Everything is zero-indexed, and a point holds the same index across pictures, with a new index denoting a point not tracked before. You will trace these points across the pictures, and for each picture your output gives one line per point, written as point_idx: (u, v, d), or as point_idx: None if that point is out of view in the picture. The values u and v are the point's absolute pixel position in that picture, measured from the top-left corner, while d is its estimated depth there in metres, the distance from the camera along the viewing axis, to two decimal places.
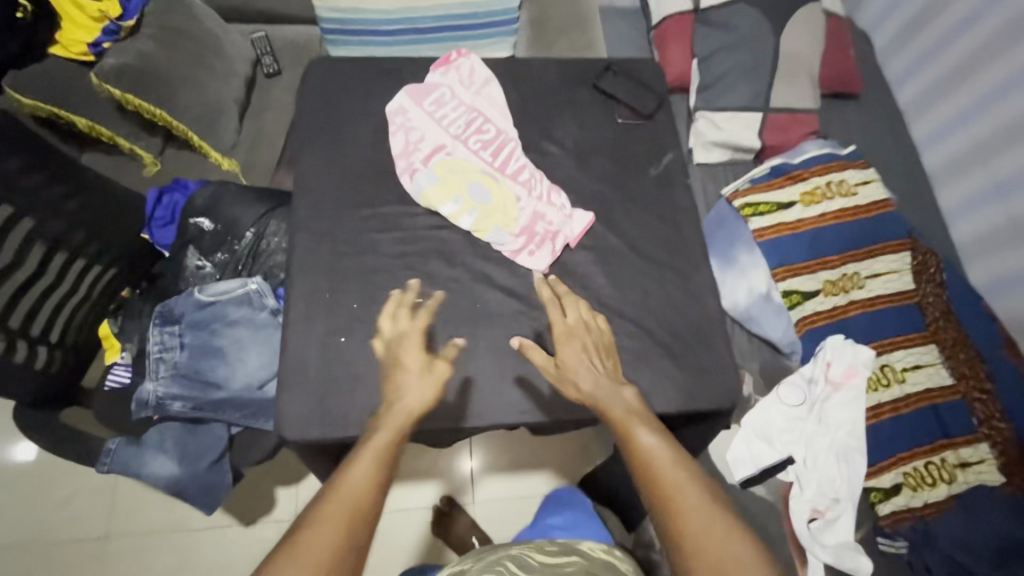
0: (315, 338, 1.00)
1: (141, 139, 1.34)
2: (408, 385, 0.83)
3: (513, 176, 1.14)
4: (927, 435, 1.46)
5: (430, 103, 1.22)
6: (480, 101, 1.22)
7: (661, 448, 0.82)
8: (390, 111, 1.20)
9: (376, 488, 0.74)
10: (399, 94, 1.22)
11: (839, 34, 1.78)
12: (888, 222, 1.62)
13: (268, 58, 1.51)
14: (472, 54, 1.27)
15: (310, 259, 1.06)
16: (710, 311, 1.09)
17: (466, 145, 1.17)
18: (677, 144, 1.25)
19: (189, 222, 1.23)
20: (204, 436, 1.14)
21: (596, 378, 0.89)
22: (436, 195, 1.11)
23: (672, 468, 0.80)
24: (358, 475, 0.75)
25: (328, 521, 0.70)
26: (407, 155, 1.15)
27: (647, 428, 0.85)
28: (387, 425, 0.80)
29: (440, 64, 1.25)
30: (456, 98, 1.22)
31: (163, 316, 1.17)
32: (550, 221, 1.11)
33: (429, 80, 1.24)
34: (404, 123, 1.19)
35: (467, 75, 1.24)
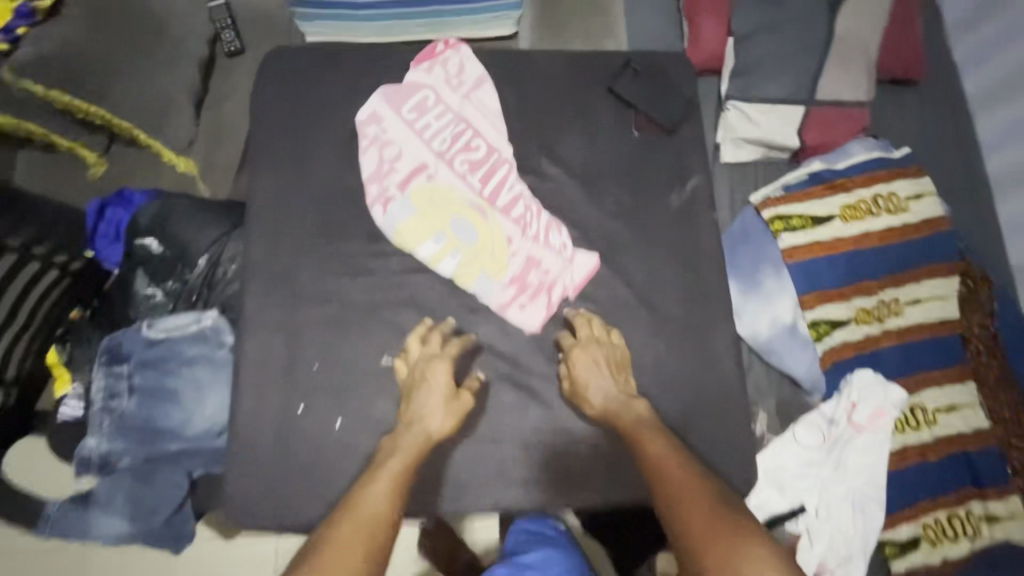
0: (268, 408, 0.87)
1: (80, 135, 1.16)
2: (426, 411, 0.82)
3: (505, 209, 0.98)
4: (955, 483, 1.33)
5: (410, 109, 1.01)
6: (469, 109, 1.02)
7: (672, 456, 0.79)
8: (361, 119, 1.00)
9: (391, 504, 0.73)
10: (373, 96, 1.01)
11: (906, 10, 1.50)
12: (939, 242, 1.42)
13: (229, 32, 1.27)
14: (463, 45, 1.05)
15: (264, 310, 0.91)
16: (727, 377, 0.95)
17: (450, 167, 0.99)
18: (703, 165, 1.05)
19: (134, 244, 1.08)
20: (159, 488, 1.01)
21: (603, 393, 0.87)
22: (412, 232, 0.94)
23: (677, 471, 0.77)
24: (373, 495, 0.74)
25: (345, 538, 0.68)
26: (380, 178, 0.97)
27: (659, 438, 0.82)
28: (399, 451, 0.79)
29: (424, 57, 1.04)
30: (440, 103, 1.02)
31: (111, 354, 1.04)
32: (547, 269, 0.96)
33: (408, 78, 1.03)
34: (378, 134, 0.99)
35: (455, 73, 1.03)
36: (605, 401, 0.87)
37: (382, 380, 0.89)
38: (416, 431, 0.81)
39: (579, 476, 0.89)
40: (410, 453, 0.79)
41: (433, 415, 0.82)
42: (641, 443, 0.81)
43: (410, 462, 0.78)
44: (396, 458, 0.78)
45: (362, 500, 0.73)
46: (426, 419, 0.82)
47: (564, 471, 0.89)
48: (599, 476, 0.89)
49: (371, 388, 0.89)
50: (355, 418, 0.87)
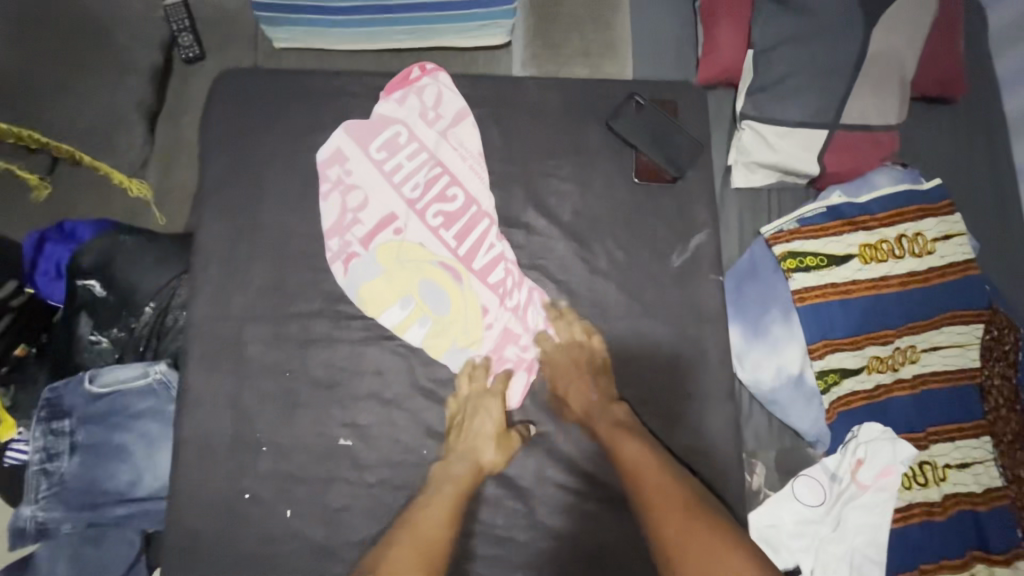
0: (212, 494, 0.79)
1: (20, 157, 1.06)
2: (479, 441, 0.80)
3: (482, 271, 0.88)
4: (961, 545, 1.25)
5: (379, 149, 0.91)
6: (444, 148, 0.92)
7: (647, 456, 0.77)
8: (323, 159, 0.89)
9: (444, 528, 0.72)
10: (337, 131, 0.91)
11: (949, 23, 1.34)
12: (965, 286, 1.30)
13: (187, 36, 1.14)
14: (444, 71, 0.95)
15: (210, 379, 0.82)
16: (724, 463, 0.87)
17: (421, 219, 0.89)
18: (710, 219, 0.93)
19: (76, 285, 0.98)
20: (105, 553, 0.93)
21: (576, 402, 0.84)
22: (375, 295, 0.85)
23: (655, 473, 0.76)
24: (422, 524, 0.72)
25: (404, 561, 0.68)
26: (341, 231, 0.87)
27: (634, 437, 0.80)
28: (454, 481, 0.77)
29: (396, 86, 0.93)
30: (413, 140, 0.92)
31: (50, 409, 0.95)
32: (526, 345, 0.87)
33: (378, 110, 0.92)
34: (341, 176, 0.89)
35: (431, 106, 0.93)
36: (581, 405, 0.83)
37: (339, 464, 0.80)
38: (466, 462, 0.79)
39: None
40: (461, 482, 0.77)
41: (489, 448, 0.80)
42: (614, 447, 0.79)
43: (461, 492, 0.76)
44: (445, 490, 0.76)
45: (407, 529, 0.72)
46: (480, 448, 0.80)
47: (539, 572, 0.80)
48: None
49: (327, 473, 0.80)
50: (307, 509, 0.79)
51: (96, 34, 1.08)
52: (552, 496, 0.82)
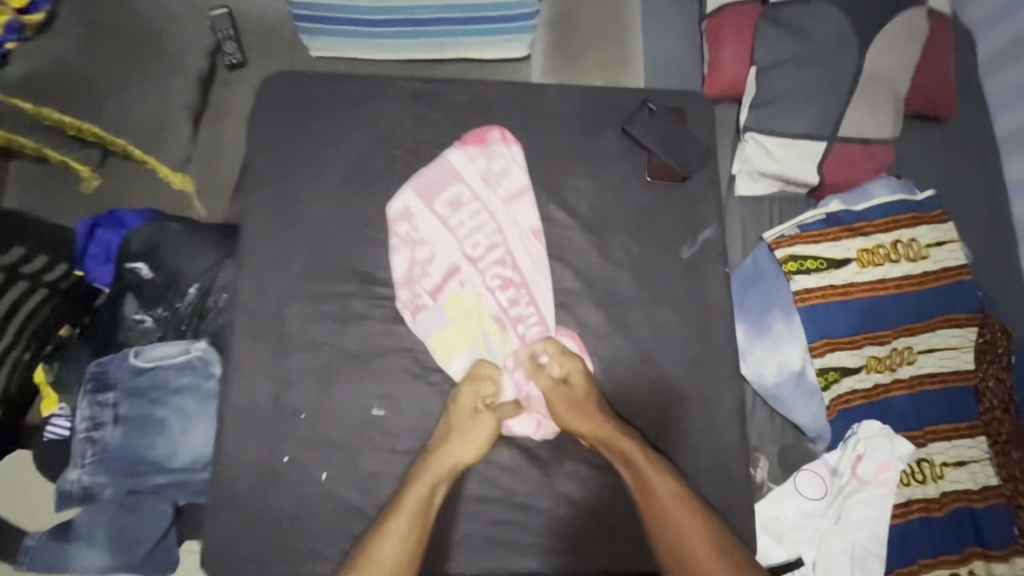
0: (252, 459, 0.84)
1: (75, 150, 1.15)
2: (457, 435, 0.84)
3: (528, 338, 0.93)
4: (959, 542, 1.29)
5: (444, 204, 0.95)
6: (502, 212, 0.96)
7: (679, 499, 0.83)
8: (392, 215, 0.94)
9: (409, 548, 0.77)
10: (404, 188, 0.96)
11: (940, 45, 1.43)
12: (958, 291, 1.37)
13: (232, 44, 1.22)
14: (518, 141, 0.99)
15: (252, 352, 0.87)
16: (731, 443, 0.92)
17: (474, 276, 0.94)
18: (718, 216, 1.00)
19: (124, 267, 1.05)
20: (142, 519, 0.99)
21: (594, 423, 0.86)
22: (444, 344, 0.90)
23: (683, 519, 0.82)
24: (394, 536, 0.78)
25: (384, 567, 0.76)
26: (412, 282, 0.92)
27: (665, 476, 0.84)
28: (426, 476, 0.81)
29: (473, 142, 0.98)
30: (476, 199, 0.96)
31: (97, 381, 1.01)
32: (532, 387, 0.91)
33: (447, 162, 0.97)
34: (409, 232, 0.94)
35: (497, 171, 0.97)
36: (611, 430, 0.86)
37: (372, 432, 0.86)
38: (437, 462, 0.82)
39: (570, 547, 0.86)
40: (440, 478, 0.81)
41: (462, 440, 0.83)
42: (648, 483, 0.83)
43: (439, 485, 0.81)
44: (420, 483, 0.81)
45: (387, 543, 0.77)
46: (461, 441, 0.83)
47: (557, 537, 0.86)
48: (593, 545, 0.86)
49: (360, 441, 0.86)
50: (341, 473, 0.84)
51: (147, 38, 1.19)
52: (569, 468, 0.88)
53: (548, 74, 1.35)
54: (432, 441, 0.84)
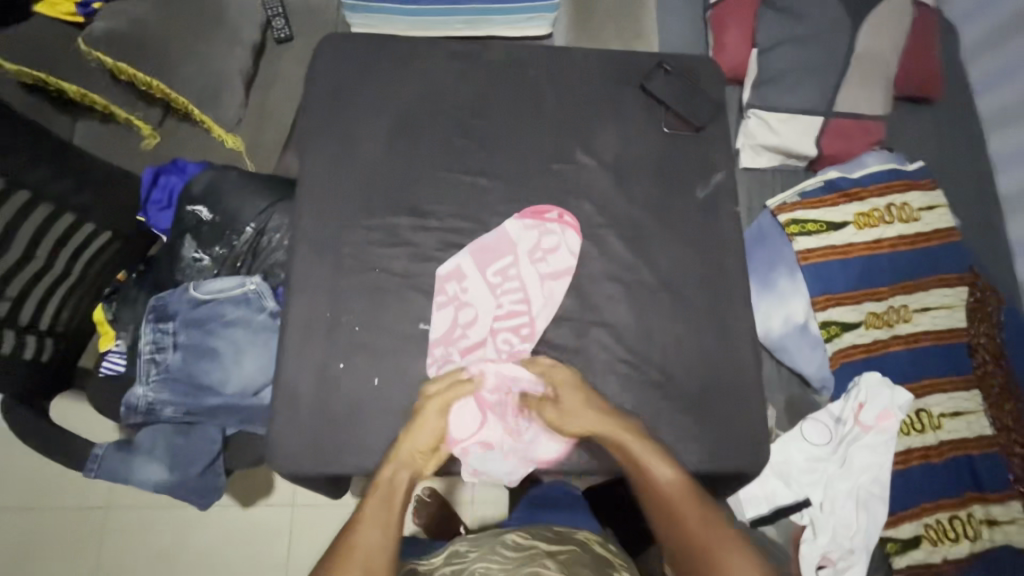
0: (311, 364, 0.93)
1: (139, 109, 1.25)
2: (408, 426, 0.86)
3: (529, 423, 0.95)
4: (957, 487, 1.36)
5: (494, 272, 1.00)
6: (541, 286, 1.00)
7: (678, 483, 0.83)
8: (442, 276, 0.98)
9: (385, 533, 0.75)
10: (462, 250, 1.00)
11: (925, 32, 1.57)
12: (949, 252, 1.48)
13: (280, 21, 1.35)
14: (573, 224, 1.03)
15: (310, 273, 0.97)
16: (744, 361, 1.01)
17: (501, 346, 0.97)
18: (728, 163, 1.11)
19: (186, 210, 1.15)
20: (197, 440, 1.07)
21: (601, 416, 0.88)
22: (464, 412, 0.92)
23: (682, 502, 0.81)
24: (370, 521, 0.76)
25: (365, 545, 0.74)
26: (448, 341, 0.96)
27: (665, 463, 0.85)
28: (394, 462, 0.83)
29: (530, 214, 1.03)
30: (521, 270, 1.01)
31: (158, 312, 1.10)
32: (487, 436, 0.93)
33: (504, 229, 1.02)
34: (458, 292, 0.98)
35: (547, 247, 1.01)
36: (612, 420, 0.88)
37: (419, 344, 0.95)
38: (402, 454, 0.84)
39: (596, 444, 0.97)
40: (404, 464, 0.83)
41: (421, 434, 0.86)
42: (647, 469, 0.84)
43: (403, 472, 0.82)
44: (388, 470, 0.82)
45: (364, 528, 0.76)
46: (413, 428, 0.86)
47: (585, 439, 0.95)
48: None
49: (409, 351, 0.95)
50: (392, 379, 0.93)
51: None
52: (597, 378, 0.97)
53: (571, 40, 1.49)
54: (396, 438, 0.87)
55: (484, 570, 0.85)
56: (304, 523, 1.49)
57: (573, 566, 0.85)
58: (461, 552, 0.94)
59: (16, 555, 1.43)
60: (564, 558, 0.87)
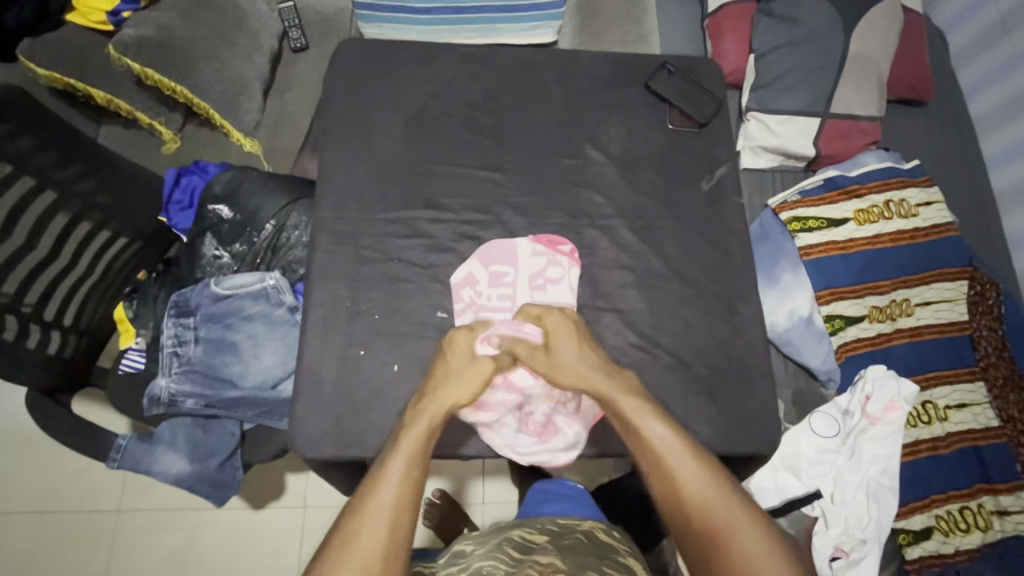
0: (332, 352, 0.96)
1: (162, 114, 1.29)
2: (453, 378, 0.87)
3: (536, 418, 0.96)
4: (967, 478, 1.37)
5: (494, 282, 1.01)
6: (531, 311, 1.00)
7: (672, 439, 0.82)
8: (457, 281, 1.00)
9: (411, 490, 0.75)
10: (469, 259, 1.02)
11: (915, 35, 1.63)
12: (948, 247, 1.51)
13: (297, 31, 1.41)
14: (580, 264, 1.05)
15: (331, 264, 1.00)
16: (754, 346, 1.04)
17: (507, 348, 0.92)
18: (731, 157, 1.15)
19: (207, 209, 1.19)
20: (217, 432, 1.10)
21: (589, 378, 0.88)
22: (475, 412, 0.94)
23: (677, 456, 0.81)
24: (392, 476, 0.75)
25: (387, 499, 0.73)
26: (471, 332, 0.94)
27: (657, 419, 0.84)
28: (425, 415, 0.83)
29: (543, 242, 1.04)
30: (512, 290, 1.00)
31: (178, 307, 1.12)
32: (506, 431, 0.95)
33: (518, 245, 1.03)
34: (473, 297, 0.99)
35: (550, 277, 1.02)
36: (603, 379, 0.88)
37: (437, 332, 0.98)
38: (435, 405, 0.84)
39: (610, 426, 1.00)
40: (437, 417, 0.83)
41: (461, 386, 0.86)
42: (640, 426, 0.83)
43: (436, 429, 0.82)
44: (420, 421, 0.82)
45: (382, 484, 0.74)
46: (458, 380, 0.87)
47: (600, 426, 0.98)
48: None
49: (428, 338, 0.97)
50: (411, 365, 0.96)
51: (223, 9, 1.29)
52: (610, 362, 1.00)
53: (576, 47, 1.55)
54: (429, 387, 0.87)
55: (489, 569, 0.85)
56: (317, 524, 1.49)
57: (572, 555, 0.87)
58: (465, 552, 0.96)
59: (26, 559, 1.43)
60: (564, 551, 0.89)
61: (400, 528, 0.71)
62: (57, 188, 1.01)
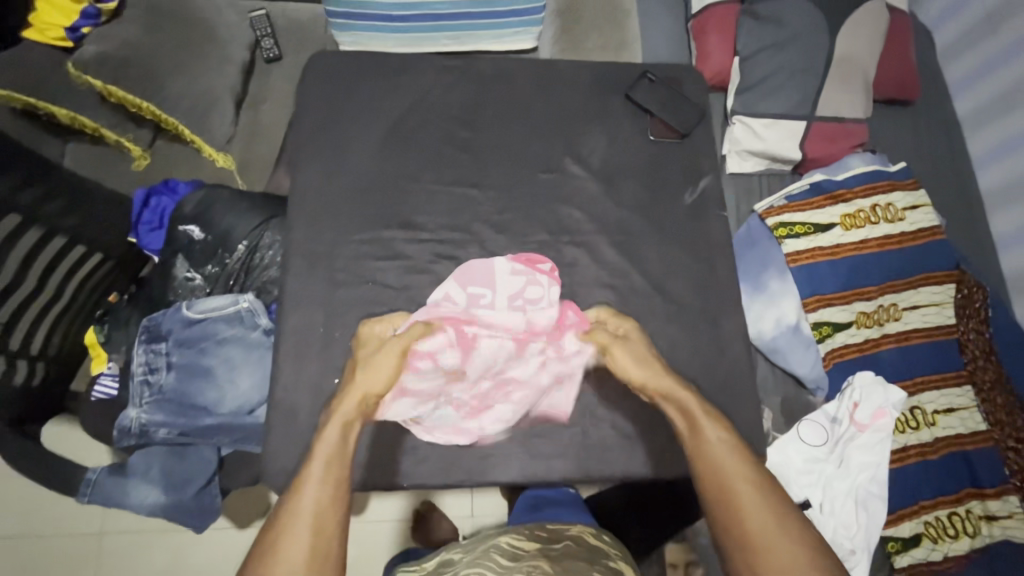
0: (306, 381, 0.93)
1: (129, 131, 1.25)
2: (366, 368, 0.83)
3: (473, 408, 0.95)
4: (955, 483, 1.37)
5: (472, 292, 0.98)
6: (513, 319, 0.95)
7: (732, 446, 0.80)
8: (435, 306, 0.97)
9: (336, 502, 0.71)
10: (447, 280, 0.99)
11: (901, 34, 1.60)
12: (935, 250, 1.50)
13: (269, 41, 1.35)
14: (561, 283, 1.01)
15: (304, 288, 0.97)
16: (738, 362, 1.03)
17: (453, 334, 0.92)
18: (714, 168, 1.13)
19: (178, 229, 1.15)
20: (192, 460, 1.06)
21: (653, 374, 0.89)
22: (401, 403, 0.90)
23: (731, 462, 0.78)
24: (312, 481, 0.72)
25: (311, 501, 0.70)
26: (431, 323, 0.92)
27: (717, 426, 0.83)
28: (338, 416, 0.79)
29: (523, 261, 1.01)
30: (490, 299, 0.97)
31: (150, 333, 1.09)
32: (430, 418, 0.94)
33: (496, 264, 1.00)
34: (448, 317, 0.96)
35: (530, 297, 0.98)
36: (671, 382, 0.88)
37: None
38: (355, 398, 0.81)
39: (594, 449, 0.98)
40: (353, 418, 0.79)
41: (378, 374, 0.83)
42: (700, 428, 0.82)
43: (352, 426, 0.78)
44: (332, 424, 0.78)
45: (305, 488, 0.71)
46: (376, 371, 0.83)
47: (582, 448, 0.97)
48: (614, 454, 0.97)
49: None
50: None
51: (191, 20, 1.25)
52: (591, 382, 0.99)
53: (556, 55, 1.53)
54: (342, 384, 0.84)
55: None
56: None
57: (561, 560, 0.85)
58: (453, 560, 0.94)
59: None
60: (552, 555, 0.86)
61: (326, 533, 0.69)
62: (21, 212, 0.97)
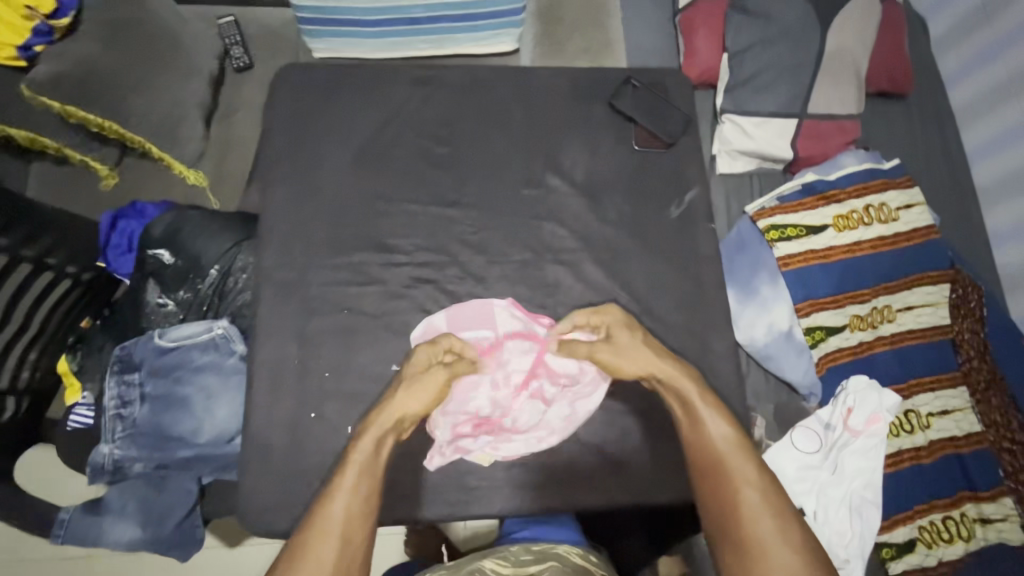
0: (281, 415, 0.90)
1: (94, 149, 1.22)
2: (406, 389, 0.84)
3: (515, 427, 0.94)
4: (949, 486, 1.35)
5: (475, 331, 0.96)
6: (513, 343, 0.96)
7: (734, 443, 0.78)
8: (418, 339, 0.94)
9: (366, 512, 0.71)
10: (437, 312, 0.96)
11: (895, 25, 1.55)
12: (929, 250, 1.47)
13: (238, 48, 1.34)
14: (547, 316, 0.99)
15: (276, 319, 0.94)
16: (728, 381, 1.00)
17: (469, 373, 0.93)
18: (701, 177, 1.09)
19: (147, 254, 1.12)
20: (171, 491, 1.03)
21: (655, 363, 0.88)
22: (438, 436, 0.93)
23: (736, 459, 0.76)
24: (340, 491, 0.71)
25: (340, 510, 0.70)
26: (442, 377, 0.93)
27: (722, 421, 0.81)
28: (372, 429, 0.80)
29: (523, 309, 0.98)
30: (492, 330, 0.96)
31: (122, 363, 1.05)
32: (475, 447, 0.93)
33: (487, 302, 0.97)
34: None
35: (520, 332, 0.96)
36: (673, 373, 0.87)
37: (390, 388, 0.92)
38: (390, 416, 0.82)
39: (580, 476, 0.95)
40: (387, 430, 0.80)
41: (413, 399, 0.83)
42: (701, 424, 0.81)
43: (385, 439, 0.79)
44: (367, 436, 0.79)
45: (331, 500, 0.71)
46: (414, 394, 0.84)
47: (567, 474, 0.95)
48: (600, 481, 0.95)
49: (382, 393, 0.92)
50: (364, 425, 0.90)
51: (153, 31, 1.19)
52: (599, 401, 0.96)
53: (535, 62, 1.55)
54: (383, 398, 0.86)
55: None
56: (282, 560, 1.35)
57: None
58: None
59: None
60: None
61: (354, 546, 0.67)
62: None
